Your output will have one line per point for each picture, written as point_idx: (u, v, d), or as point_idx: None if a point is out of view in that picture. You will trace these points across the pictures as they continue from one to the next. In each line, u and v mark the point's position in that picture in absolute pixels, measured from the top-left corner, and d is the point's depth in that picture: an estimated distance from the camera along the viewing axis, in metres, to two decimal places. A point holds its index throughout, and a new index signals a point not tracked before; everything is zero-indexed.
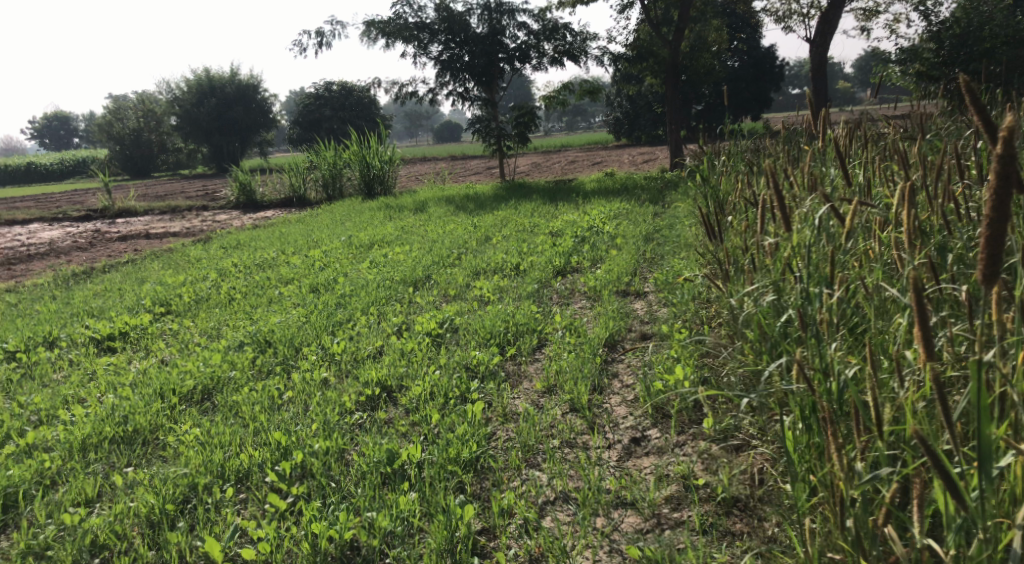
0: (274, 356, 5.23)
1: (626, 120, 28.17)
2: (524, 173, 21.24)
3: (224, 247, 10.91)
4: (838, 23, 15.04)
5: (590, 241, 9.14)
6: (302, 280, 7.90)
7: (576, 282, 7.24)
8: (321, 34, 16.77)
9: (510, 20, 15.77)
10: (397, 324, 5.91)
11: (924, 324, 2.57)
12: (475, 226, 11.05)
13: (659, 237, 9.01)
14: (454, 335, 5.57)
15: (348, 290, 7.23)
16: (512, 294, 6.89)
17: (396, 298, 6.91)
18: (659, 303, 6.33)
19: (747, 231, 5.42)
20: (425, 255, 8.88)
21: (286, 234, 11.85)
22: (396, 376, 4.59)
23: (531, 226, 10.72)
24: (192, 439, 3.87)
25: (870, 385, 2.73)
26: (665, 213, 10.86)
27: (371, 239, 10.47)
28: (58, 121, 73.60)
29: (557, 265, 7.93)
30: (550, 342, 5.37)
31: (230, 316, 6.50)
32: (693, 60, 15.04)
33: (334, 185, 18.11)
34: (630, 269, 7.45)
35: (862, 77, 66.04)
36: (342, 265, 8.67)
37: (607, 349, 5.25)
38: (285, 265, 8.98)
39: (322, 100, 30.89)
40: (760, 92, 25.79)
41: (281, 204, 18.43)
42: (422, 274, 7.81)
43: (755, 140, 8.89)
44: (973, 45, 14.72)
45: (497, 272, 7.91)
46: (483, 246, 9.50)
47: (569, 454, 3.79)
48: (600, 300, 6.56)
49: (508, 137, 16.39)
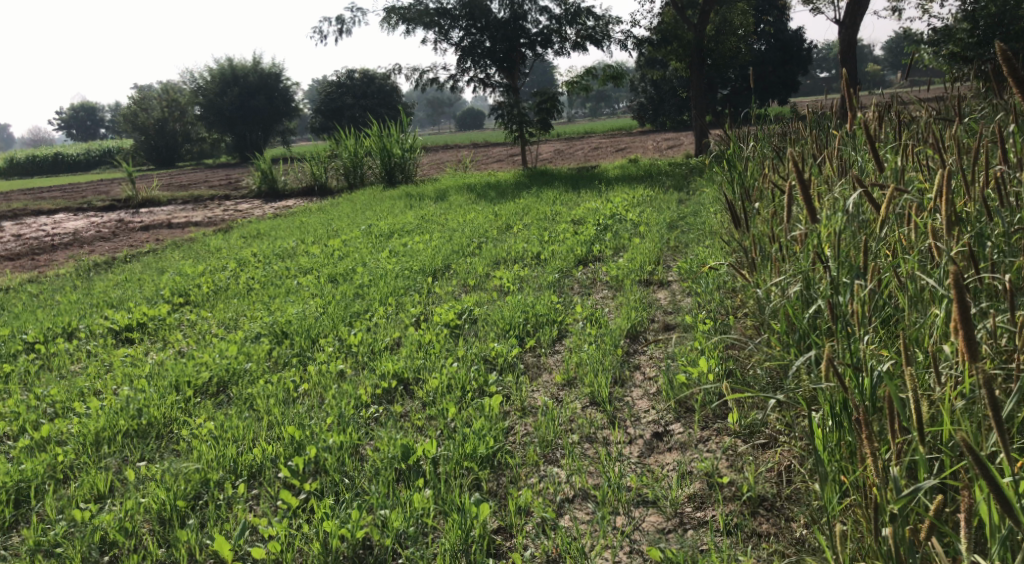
0: (291, 348, 5.18)
1: (650, 106, 27.93)
2: (546, 160, 21.12)
3: (244, 236, 10.90)
4: (866, 5, 14.75)
5: (612, 229, 9.02)
6: (322, 270, 7.86)
7: (598, 271, 7.13)
8: (343, 21, 16.70)
9: (531, 5, 15.62)
10: (416, 315, 5.85)
11: (968, 320, 2.42)
12: (496, 215, 10.97)
13: (682, 225, 8.87)
14: (473, 326, 5.49)
15: (367, 280, 7.17)
16: (533, 283, 6.80)
17: (415, 288, 6.84)
18: (683, 293, 6.21)
19: (772, 220, 5.29)
20: (445, 245, 8.80)
21: (307, 223, 11.82)
22: (413, 369, 4.52)
23: (553, 214, 10.62)
24: (205, 433, 3.82)
25: (908, 386, 2.61)
26: (689, 200, 10.71)
27: (392, 228, 10.41)
28: (85, 111, 74.22)
29: (579, 254, 7.82)
30: (570, 333, 5.27)
31: (249, 307, 6.46)
32: (718, 44, 14.82)
33: (355, 174, 18.08)
34: (653, 257, 7.33)
35: (890, 60, 65.11)
36: (362, 254, 8.63)
37: (629, 340, 5.14)
38: (305, 255, 8.94)
39: (344, 88, 30.89)
40: (786, 77, 25.46)
41: (303, 193, 18.43)
42: (441, 264, 7.74)
43: (782, 125, 8.72)
44: (1005, 26, 14.39)
45: (517, 262, 7.82)
46: (504, 235, 9.41)
47: (589, 450, 3.70)
48: (622, 290, 6.45)
49: (531, 124, 16.25)
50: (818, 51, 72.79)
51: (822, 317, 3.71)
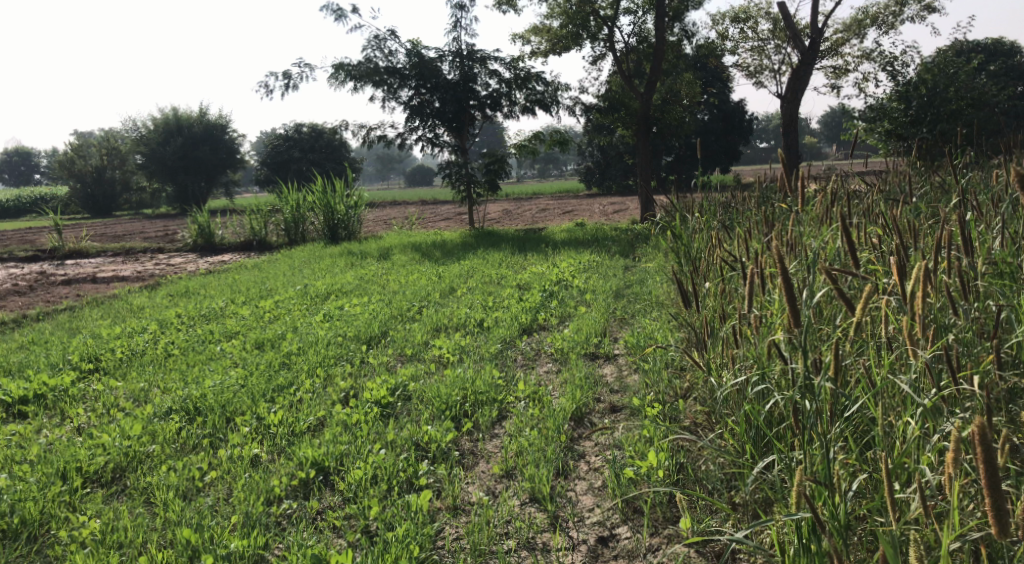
0: (203, 426, 4.73)
1: (597, 169, 28.03)
2: (494, 220, 20.88)
3: (171, 294, 10.40)
4: (808, 80, 14.90)
5: (558, 296, 8.72)
6: (248, 335, 7.41)
7: (542, 342, 6.80)
8: (288, 76, 16.43)
9: (481, 67, 15.52)
10: (344, 389, 5.43)
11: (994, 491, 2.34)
12: (439, 277, 10.61)
13: (631, 293, 8.60)
14: (407, 403, 5.10)
15: (297, 348, 6.74)
16: (473, 354, 6.43)
17: (347, 358, 6.42)
18: (630, 368, 5.90)
19: (724, 297, 5.02)
20: (384, 309, 8.40)
21: (239, 281, 11.37)
22: (335, 455, 4.11)
23: (498, 277, 10.30)
24: (87, 535, 3.38)
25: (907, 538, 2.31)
26: (636, 267, 10.48)
27: (328, 289, 9.99)
28: (21, 156, 72.57)
29: (523, 322, 7.49)
30: (511, 414, 4.89)
31: (163, 377, 5.98)
32: (665, 112, 14.83)
33: (296, 230, 17.64)
34: (600, 328, 7.02)
35: (829, 131, 66.85)
36: (294, 318, 8.18)
37: (574, 423, 4.78)
38: (233, 317, 8.48)
39: (291, 141, 30.50)
40: (730, 146, 25.78)
41: (241, 247, 17.87)
42: (378, 331, 7.31)
43: (731, 193, 8.55)
44: (940, 106, 14.59)
45: (458, 329, 7.46)
46: (445, 299, 9.04)
47: (525, 560, 3.34)
48: (567, 364, 6.11)
49: (478, 185, 16.03)
50: (761, 120, 74.55)
51: (783, 412, 3.42)
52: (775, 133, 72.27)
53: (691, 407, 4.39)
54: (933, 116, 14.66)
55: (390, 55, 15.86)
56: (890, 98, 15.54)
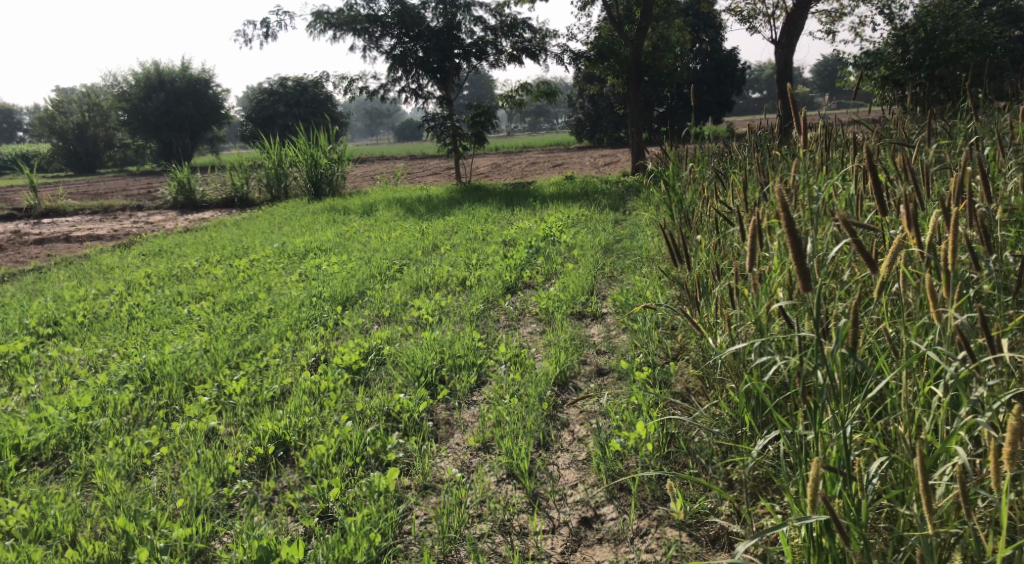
0: (159, 397, 4.40)
1: (588, 122, 27.52)
2: (482, 174, 20.45)
3: (144, 254, 10.04)
4: (803, 25, 14.42)
5: (544, 253, 8.36)
6: (219, 296, 7.07)
7: (526, 301, 6.47)
8: (267, 25, 15.87)
9: (465, 14, 14.99)
10: (314, 354, 5.11)
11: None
12: (422, 233, 10.25)
13: (620, 248, 8.25)
14: (383, 368, 4.77)
15: (268, 309, 6.39)
16: (453, 315, 6.09)
17: (320, 319, 6.09)
18: (618, 327, 5.58)
19: (718, 252, 4.67)
20: (363, 267, 8.05)
21: (215, 239, 11.01)
22: (297, 429, 3.81)
23: (483, 233, 9.94)
24: (14, 524, 3.09)
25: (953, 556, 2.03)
26: (626, 221, 10.11)
27: (306, 246, 9.63)
28: (3, 114, 71.56)
29: (507, 280, 7.15)
30: (491, 380, 4.57)
31: (124, 342, 5.66)
32: (656, 60, 14.34)
33: (278, 185, 17.19)
34: (587, 285, 6.68)
35: (823, 81, 66.14)
36: (269, 277, 7.83)
37: (559, 389, 4.45)
38: (205, 277, 8.12)
39: (276, 96, 29.81)
40: (722, 96, 25.29)
41: (222, 204, 17.44)
42: (355, 291, 6.97)
43: (723, 143, 8.18)
44: (939, 50, 14.14)
45: (439, 288, 7.12)
46: (428, 256, 8.69)
47: (499, 546, 3.04)
48: (551, 324, 5.77)
49: (464, 137, 15.57)
50: (755, 70, 73.73)
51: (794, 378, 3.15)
52: (767, 83, 71.48)
53: (686, 370, 4.10)
54: (931, 60, 14.21)
55: (372, 3, 15.28)
56: (887, 43, 15.06)
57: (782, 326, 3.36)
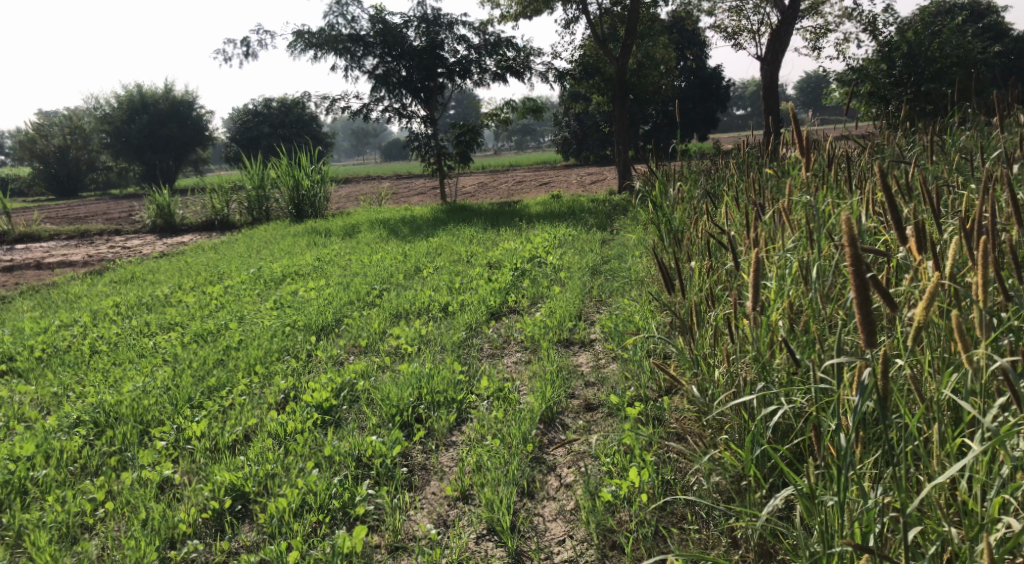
0: (111, 443, 4.06)
1: (574, 140, 27.36)
2: (467, 194, 20.16)
3: (116, 281, 9.67)
4: (788, 41, 14.21)
5: (530, 275, 8.05)
6: (189, 326, 6.73)
7: (510, 327, 6.16)
8: (247, 45, 15.59)
9: (448, 33, 14.76)
10: (284, 391, 4.78)
11: None
12: (404, 256, 9.94)
13: (608, 269, 7.96)
14: (358, 406, 4.45)
15: (237, 341, 6.04)
16: (433, 344, 5.76)
17: (292, 351, 5.76)
18: (607, 355, 5.28)
19: (713, 278, 4.40)
20: (341, 293, 7.73)
21: (192, 265, 10.68)
22: (258, 477, 3.49)
23: (466, 255, 9.63)
24: None
25: None
26: (614, 241, 9.82)
27: (283, 271, 9.30)
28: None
29: (490, 305, 6.84)
30: (472, 418, 4.25)
31: (83, 379, 5.33)
32: (641, 77, 14.11)
33: (259, 208, 16.86)
34: (574, 310, 6.38)
35: (808, 98, 66.28)
36: (244, 305, 7.51)
37: (544, 427, 4.15)
38: (176, 306, 7.78)
39: (261, 117, 29.54)
40: (707, 113, 25.17)
41: (202, 227, 17.08)
42: (331, 319, 6.63)
43: (712, 161, 7.91)
44: (925, 65, 13.93)
45: (420, 315, 6.79)
46: (409, 280, 8.38)
47: None
48: (537, 353, 5.46)
49: (449, 157, 15.29)
50: (739, 87, 73.91)
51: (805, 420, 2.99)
52: (752, 99, 71.61)
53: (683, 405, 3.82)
54: (917, 76, 14.01)
55: (353, 23, 15.03)
56: (873, 58, 14.88)
57: (786, 364, 3.17)
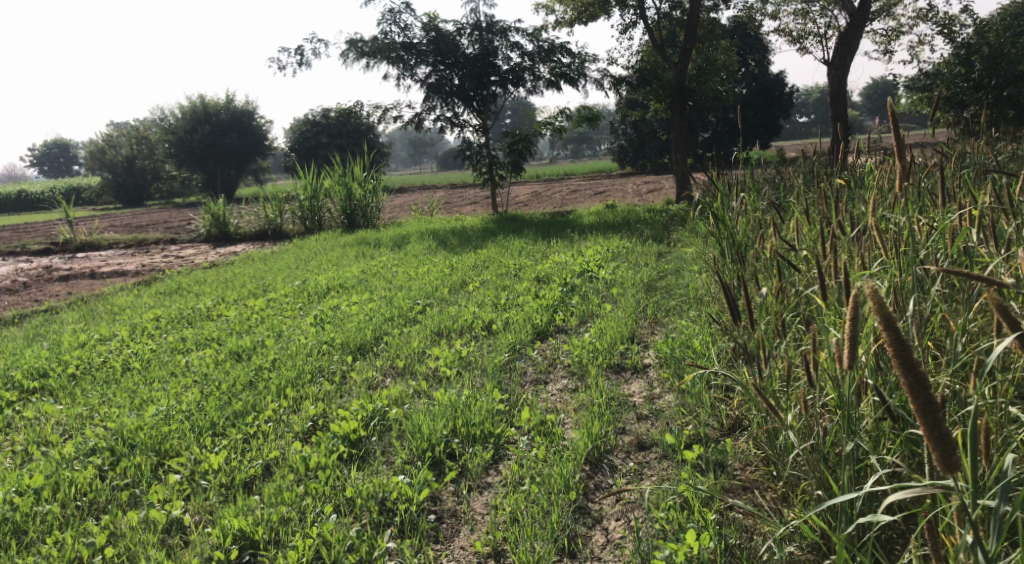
0: (124, 474, 3.79)
1: (631, 148, 26.84)
2: (521, 203, 19.85)
3: (163, 292, 9.56)
4: (856, 45, 13.55)
5: (581, 291, 7.64)
6: (226, 342, 6.48)
7: (557, 349, 5.79)
8: (302, 53, 15.50)
9: (502, 40, 14.45)
10: (312, 418, 4.47)
11: None
12: (452, 268, 9.63)
13: (664, 285, 7.52)
14: (389, 437, 4.12)
15: (272, 359, 5.74)
16: (475, 367, 5.42)
17: (327, 372, 5.45)
18: (660, 384, 4.91)
19: (779, 308, 4.06)
20: (385, 308, 7.42)
21: (239, 275, 10.53)
22: (270, 524, 3.24)
23: (515, 268, 9.28)
24: None
25: None
26: (670, 254, 9.39)
27: (328, 284, 9.07)
28: (59, 148, 73.21)
29: (537, 323, 6.48)
30: (511, 455, 3.90)
31: (111, 398, 5.10)
32: (701, 84, 13.62)
33: (312, 217, 16.74)
34: (627, 331, 6.00)
35: (874, 104, 64.41)
36: (285, 320, 7.26)
37: (591, 469, 3.77)
38: (216, 321, 7.55)
39: (319, 126, 29.62)
40: (769, 120, 24.45)
41: (255, 236, 17.02)
42: (371, 337, 6.32)
43: (778, 172, 7.45)
44: (1005, 69, 13.15)
45: (464, 334, 6.45)
46: (456, 295, 8.06)
47: None
48: (585, 380, 5.08)
49: (501, 166, 14.99)
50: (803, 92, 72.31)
51: (889, 477, 3.02)
52: (816, 105, 69.95)
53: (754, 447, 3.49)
54: (997, 80, 13.24)
55: (407, 31, 14.82)
56: (948, 61, 14.12)
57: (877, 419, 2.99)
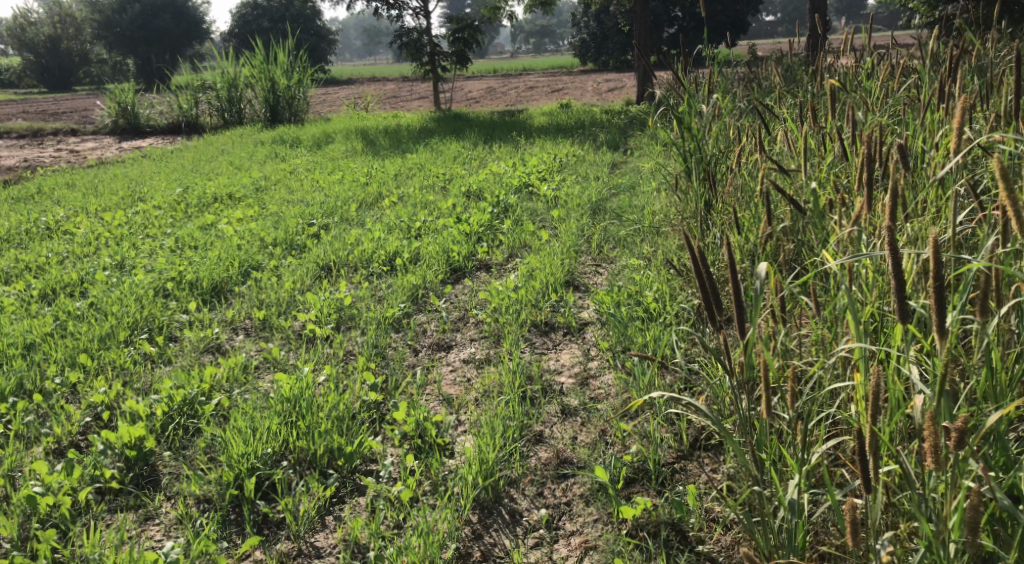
0: None
1: (592, 43, 25.05)
2: (469, 100, 18.13)
3: (18, 197, 7.92)
4: None
5: (515, 213, 6.21)
6: (46, 274, 4.97)
7: (472, 295, 4.40)
8: None
9: None
10: (95, 409, 3.09)
11: None
12: (370, 177, 8.14)
13: (616, 206, 6.12)
14: (194, 448, 2.79)
15: (91, 305, 4.29)
16: (355, 324, 4.04)
17: (154, 328, 4.02)
18: (597, 355, 3.59)
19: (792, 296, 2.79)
20: (272, 229, 5.93)
21: (118, 179, 8.90)
22: None
23: (444, 179, 7.81)
24: None
25: None
26: (625, 165, 7.97)
27: (215, 194, 7.53)
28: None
29: (451, 257, 5.07)
30: (365, 490, 2.59)
31: None
32: None
33: (232, 110, 14.88)
34: (565, 269, 4.62)
35: (839, 4, 62.02)
36: (146, 243, 5.75)
37: (481, 519, 2.51)
38: (59, 240, 5.99)
39: (260, 10, 27.25)
40: (736, 17, 22.80)
41: (168, 130, 15.15)
42: (238, 275, 4.87)
43: (757, 69, 5.99)
44: None
45: (359, 270, 5.03)
46: (367, 213, 6.59)
47: None
48: (500, 347, 3.75)
49: (444, 57, 13.26)
50: None
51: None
52: (784, 5, 67.56)
53: (738, 502, 2.28)
54: None
55: None
56: None
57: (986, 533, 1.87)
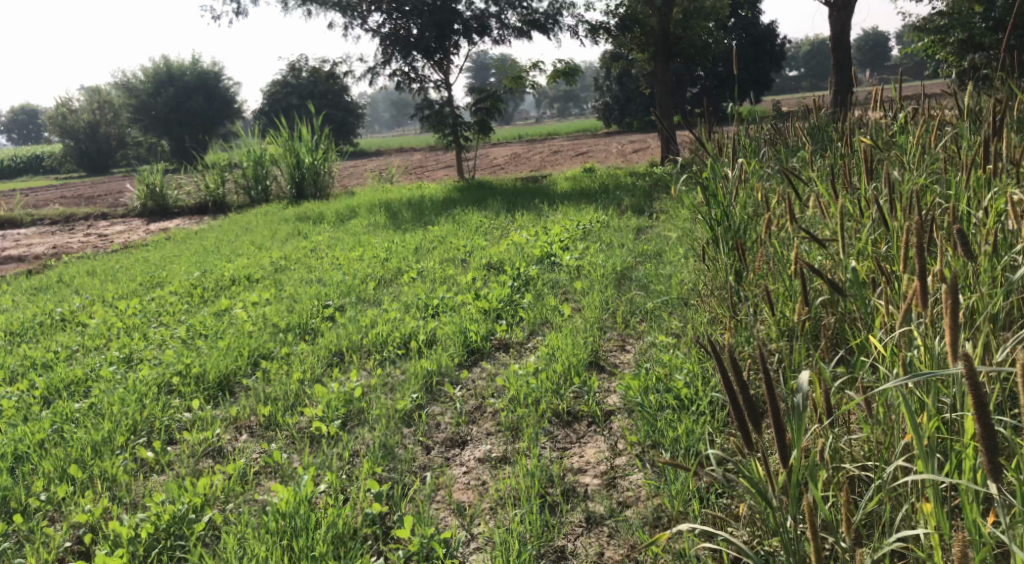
0: None
1: (615, 105, 25.03)
2: (494, 167, 18.05)
3: (38, 286, 7.83)
4: None
5: (536, 286, 5.95)
6: (51, 371, 4.80)
7: (489, 381, 4.12)
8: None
9: None
10: (78, 530, 2.92)
11: None
12: (391, 252, 7.95)
13: (641, 276, 5.85)
14: None
15: (91, 405, 4.08)
16: (364, 419, 3.78)
17: (153, 430, 3.80)
18: (624, 448, 3.28)
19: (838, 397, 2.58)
20: (288, 313, 5.72)
21: (139, 263, 8.81)
22: None
23: (466, 251, 7.59)
24: None
25: None
26: (652, 230, 7.71)
27: (233, 276, 7.38)
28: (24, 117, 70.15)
29: (468, 338, 4.81)
30: None
31: None
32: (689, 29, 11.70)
33: (257, 187, 14.89)
34: (589, 348, 4.35)
35: (864, 56, 61.96)
36: (158, 332, 5.55)
37: None
38: (71, 332, 5.83)
39: (289, 87, 27.65)
40: (760, 74, 22.70)
41: (195, 210, 15.18)
42: (248, 366, 4.64)
43: (784, 128, 5.73)
44: None
45: (374, 354, 4.78)
46: (386, 291, 6.37)
47: None
48: (518, 441, 3.46)
49: (466, 127, 13.18)
50: (792, 47, 70.11)
51: None
52: (808, 59, 67.69)
53: None
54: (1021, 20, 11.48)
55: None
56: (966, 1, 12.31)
57: None
